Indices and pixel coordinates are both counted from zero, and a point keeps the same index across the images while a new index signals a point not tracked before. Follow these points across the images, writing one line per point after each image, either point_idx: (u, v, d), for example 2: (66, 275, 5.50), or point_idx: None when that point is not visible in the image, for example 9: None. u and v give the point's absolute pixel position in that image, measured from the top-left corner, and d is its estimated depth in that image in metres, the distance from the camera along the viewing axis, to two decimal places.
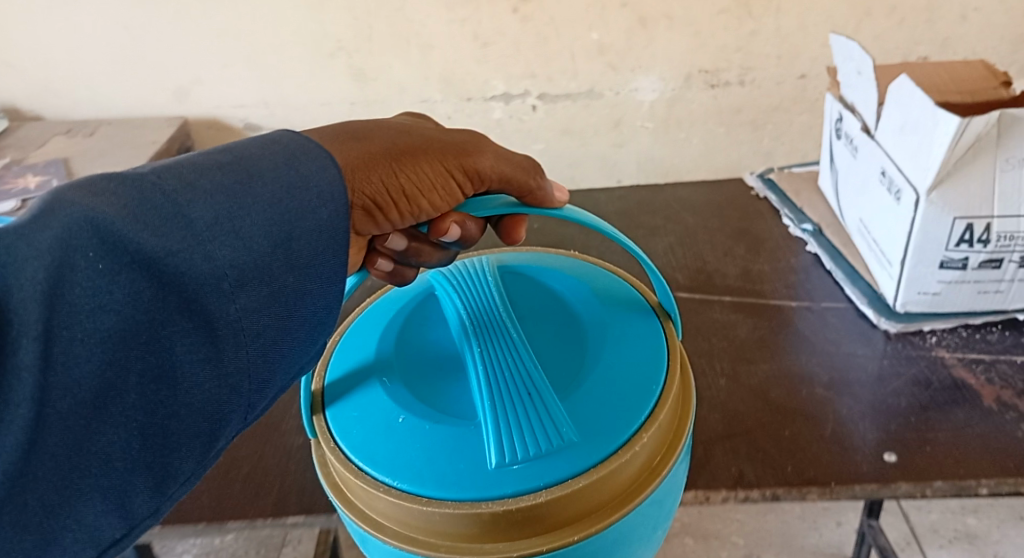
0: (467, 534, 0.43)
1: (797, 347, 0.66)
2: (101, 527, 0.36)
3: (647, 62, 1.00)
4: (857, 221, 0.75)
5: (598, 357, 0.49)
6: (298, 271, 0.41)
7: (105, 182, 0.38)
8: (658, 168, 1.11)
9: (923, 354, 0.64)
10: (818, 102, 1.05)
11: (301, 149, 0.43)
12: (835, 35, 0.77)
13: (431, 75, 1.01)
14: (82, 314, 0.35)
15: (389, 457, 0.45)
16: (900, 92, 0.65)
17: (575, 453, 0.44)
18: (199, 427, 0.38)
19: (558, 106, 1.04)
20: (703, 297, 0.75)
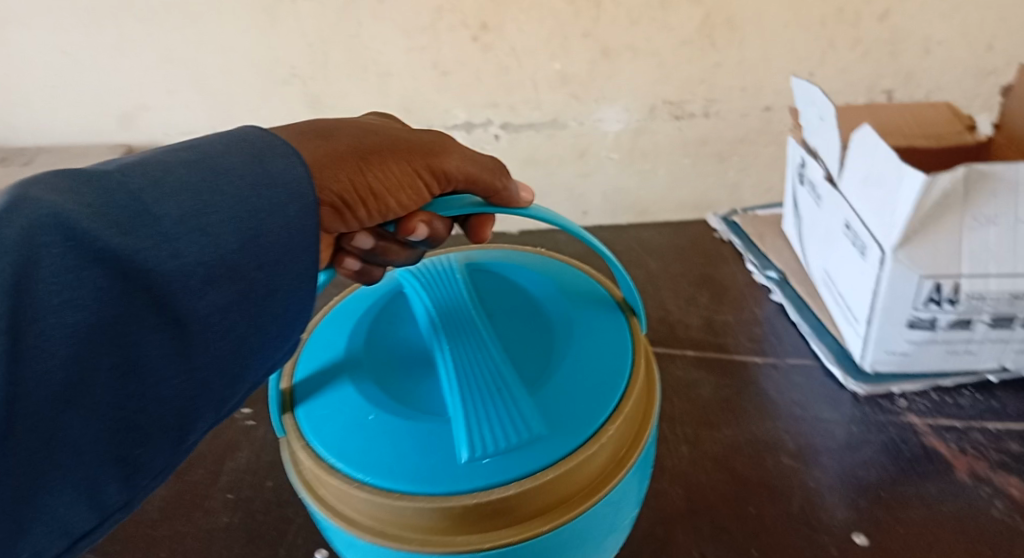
0: (442, 526, 0.43)
1: (762, 408, 0.63)
2: (62, 518, 0.36)
3: (613, 93, 0.93)
4: (822, 272, 0.73)
5: (564, 355, 0.50)
6: (266, 272, 0.41)
7: (72, 180, 0.37)
8: (625, 201, 1.02)
9: (893, 419, 0.61)
10: (783, 135, 0.98)
11: (263, 148, 0.43)
12: (795, 79, 0.75)
13: (390, 101, 0.92)
14: (59, 311, 0.34)
15: (363, 456, 0.45)
16: (862, 142, 0.63)
17: (543, 447, 0.45)
18: (162, 421, 0.38)
19: (520, 137, 0.96)
20: (665, 350, 0.71)
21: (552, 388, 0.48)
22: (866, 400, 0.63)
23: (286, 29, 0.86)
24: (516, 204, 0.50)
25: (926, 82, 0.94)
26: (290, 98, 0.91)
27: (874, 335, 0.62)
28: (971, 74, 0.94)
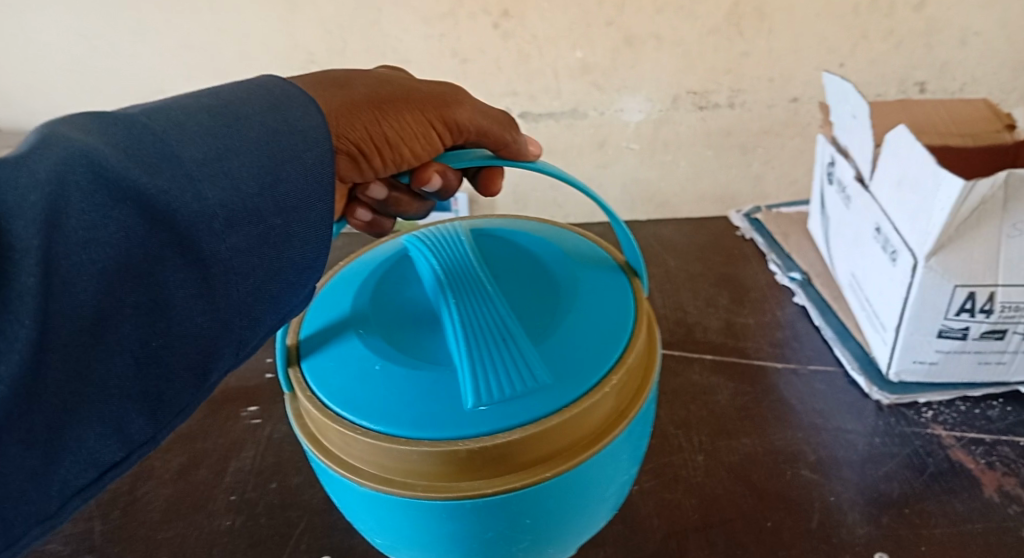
0: (447, 472, 0.43)
1: (781, 418, 0.61)
2: (90, 452, 0.33)
3: (635, 82, 0.90)
4: (847, 275, 0.71)
5: (569, 309, 0.49)
6: (287, 216, 0.37)
7: (99, 121, 0.34)
8: (644, 193, 1.00)
9: (917, 431, 0.58)
10: (808, 128, 0.95)
11: (269, 96, 0.39)
12: (830, 74, 0.73)
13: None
14: (84, 247, 0.32)
15: (368, 403, 0.44)
16: (898, 143, 0.61)
17: (547, 394, 0.44)
18: (189, 363, 0.35)
19: (539, 126, 0.94)
20: (682, 354, 0.69)
21: (557, 339, 0.47)
22: (890, 410, 0.61)
23: (304, 15, 0.85)
24: (526, 158, 0.48)
25: (963, 74, 0.90)
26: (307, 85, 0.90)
27: (900, 343, 0.60)
28: (1009, 65, 0.90)
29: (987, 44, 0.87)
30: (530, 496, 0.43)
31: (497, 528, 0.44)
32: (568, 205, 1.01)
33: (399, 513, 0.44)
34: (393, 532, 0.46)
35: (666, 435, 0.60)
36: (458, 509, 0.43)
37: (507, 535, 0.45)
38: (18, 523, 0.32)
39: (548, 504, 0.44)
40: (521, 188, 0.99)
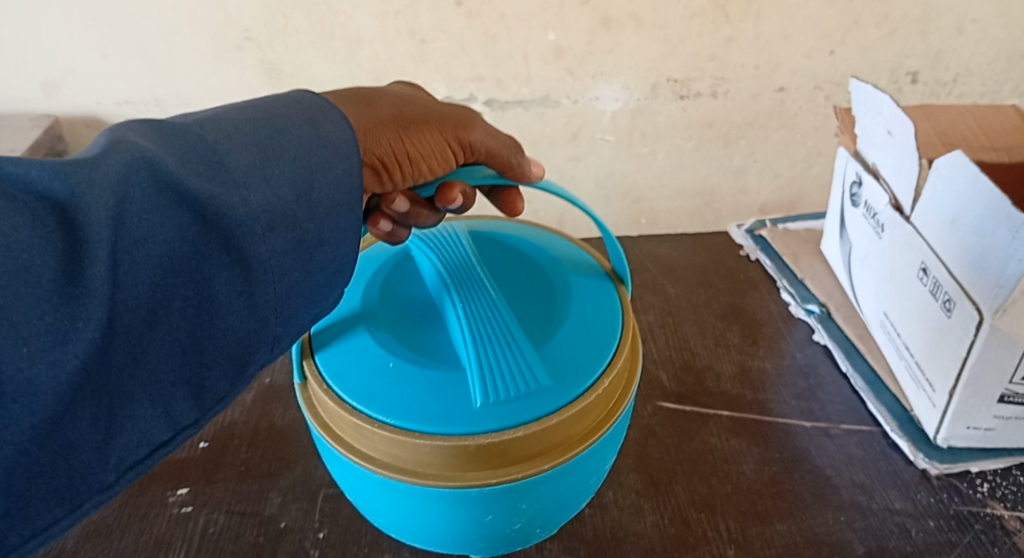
0: (456, 463, 0.44)
1: (819, 495, 0.52)
2: (144, 428, 0.32)
3: (612, 67, 0.78)
4: (879, 314, 0.62)
5: (567, 310, 0.51)
6: (319, 221, 0.36)
7: (156, 130, 0.34)
8: (618, 187, 0.88)
9: (974, 511, 0.50)
10: (796, 119, 0.84)
11: (310, 109, 0.38)
12: (856, 80, 0.63)
13: (360, 73, 0.77)
14: (144, 239, 0.31)
15: (381, 398, 0.45)
16: (952, 170, 0.52)
17: (548, 394, 0.45)
18: (232, 355, 0.35)
19: (507, 115, 0.81)
20: (695, 410, 0.60)
21: (557, 342, 0.48)
22: (940, 483, 0.52)
23: None
24: (529, 180, 0.46)
25: (959, 63, 0.81)
26: (243, 65, 0.75)
27: (953, 409, 0.52)
28: (1006, 56, 0.81)
29: (984, 30, 0.78)
30: (530, 487, 0.45)
31: (497, 516, 0.46)
32: (537, 202, 0.89)
33: (407, 499, 0.45)
34: (396, 515, 0.47)
35: (688, 521, 0.51)
36: (463, 498, 0.44)
37: (505, 522, 0.46)
38: (81, 493, 0.31)
39: (547, 492, 0.46)
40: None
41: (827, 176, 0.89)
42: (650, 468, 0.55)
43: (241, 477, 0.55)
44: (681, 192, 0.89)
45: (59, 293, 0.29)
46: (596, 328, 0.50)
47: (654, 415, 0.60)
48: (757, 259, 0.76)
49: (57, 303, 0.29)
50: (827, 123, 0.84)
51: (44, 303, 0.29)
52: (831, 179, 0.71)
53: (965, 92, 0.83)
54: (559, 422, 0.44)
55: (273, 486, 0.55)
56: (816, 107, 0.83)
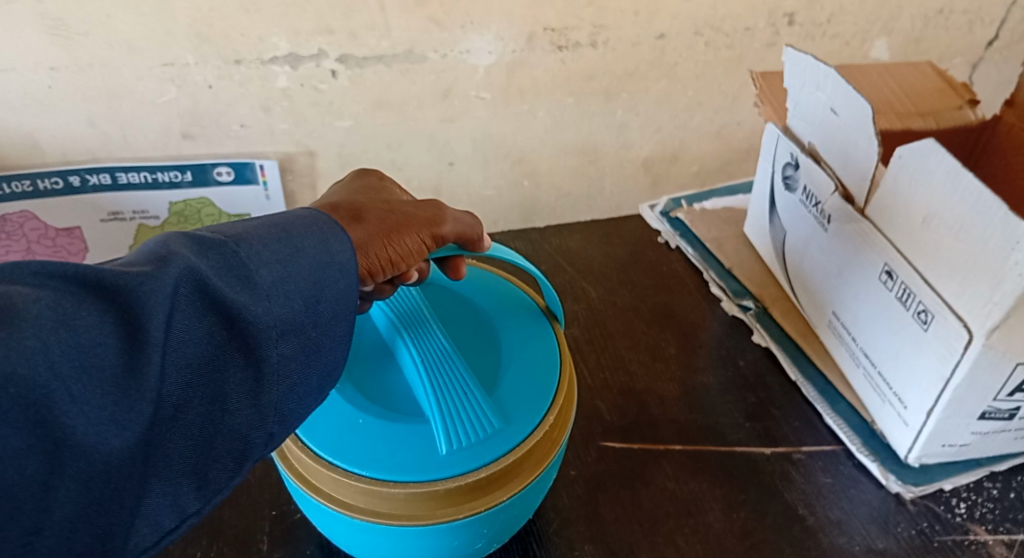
0: (425, 505, 0.39)
1: (797, 542, 0.46)
2: (154, 517, 0.29)
3: (483, 14, 0.67)
4: (827, 313, 0.56)
5: (512, 331, 0.46)
6: (322, 328, 0.34)
7: (197, 240, 0.32)
8: (497, 149, 0.76)
9: (958, 540, 0.46)
10: (676, 68, 0.75)
11: (318, 224, 0.35)
12: (790, 48, 0.55)
13: (176, 27, 0.60)
14: (183, 340, 0.30)
15: (339, 445, 0.40)
16: (919, 163, 0.45)
17: (508, 427, 0.41)
18: (236, 452, 0.31)
19: (365, 73, 0.67)
20: (644, 448, 0.52)
21: (511, 368, 0.44)
22: (917, 509, 0.48)
23: None
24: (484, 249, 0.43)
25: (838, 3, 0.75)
26: (15, 21, 0.57)
27: (930, 429, 0.46)
28: None
29: None
30: (498, 516, 0.40)
31: (469, 544, 0.41)
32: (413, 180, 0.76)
33: (376, 538, 0.40)
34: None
35: None
36: (433, 534, 0.39)
37: (479, 545, 0.42)
38: None
39: (511, 516, 0.41)
40: (350, 149, 0.71)
41: (706, 128, 0.81)
42: (606, 535, 0.46)
43: None
44: (568, 158, 0.79)
45: (115, 386, 0.27)
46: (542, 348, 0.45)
47: (601, 461, 0.51)
48: (677, 247, 0.70)
49: (113, 399, 0.27)
50: (708, 70, 0.76)
51: (100, 398, 0.27)
52: (758, 157, 0.63)
53: (837, 33, 0.78)
54: (519, 457, 0.40)
55: None
56: (705, 56, 0.75)
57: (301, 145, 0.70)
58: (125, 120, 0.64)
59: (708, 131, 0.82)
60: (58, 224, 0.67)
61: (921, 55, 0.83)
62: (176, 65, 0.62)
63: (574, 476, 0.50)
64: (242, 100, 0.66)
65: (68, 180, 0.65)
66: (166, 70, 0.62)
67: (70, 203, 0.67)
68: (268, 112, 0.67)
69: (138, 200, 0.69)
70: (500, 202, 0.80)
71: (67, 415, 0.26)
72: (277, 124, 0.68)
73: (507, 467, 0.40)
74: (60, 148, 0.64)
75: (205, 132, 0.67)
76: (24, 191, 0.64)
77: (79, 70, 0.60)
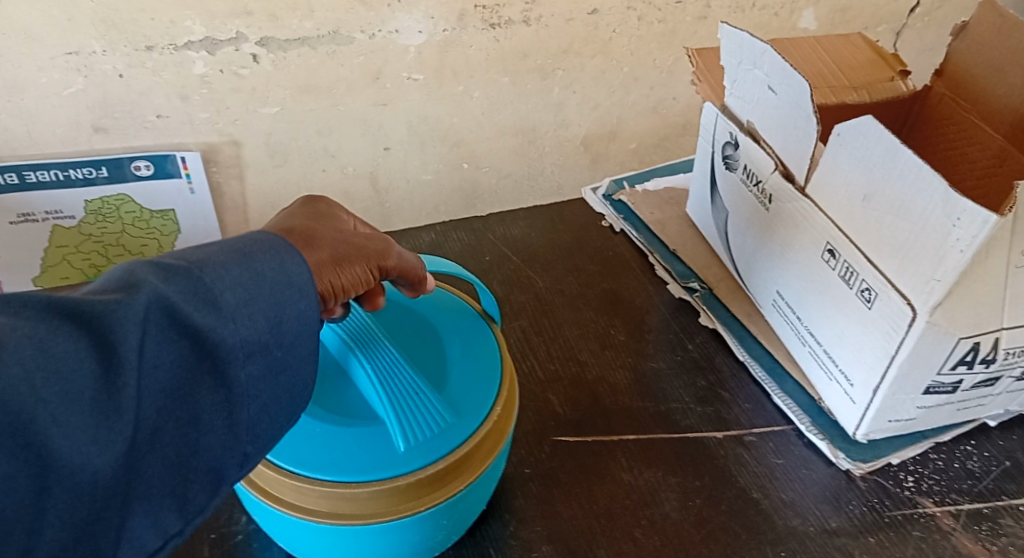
0: (385, 502, 0.38)
1: (752, 526, 0.46)
2: (134, 541, 0.29)
3: None
4: (772, 293, 0.56)
5: (454, 326, 0.45)
6: (288, 346, 0.32)
7: (171, 262, 0.29)
8: (433, 132, 0.73)
9: (907, 514, 0.46)
10: (610, 44, 0.74)
11: (273, 244, 0.32)
12: (724, 25, 0.54)
13: (77, 13, 0.55)
14: (155, 364, 0.28)
15: (295, 454, 0.38)
16: (859, 141, 0.45)
17: (461, 418, 0.40)
18: (212, 472, 0.30)
19: (290, 59, 0.63)
20: (597, 440, 0.51)
21: (458, 362, 0.43)
22: (867, 485, 0.48)
23: None
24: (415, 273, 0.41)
25: None
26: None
27: (877, 406, 0.47)
28: None
29: None
30: (457, 505, 0.40)
31: (433, 537, 0.41)
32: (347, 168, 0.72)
33: (340, 540, 0.39)
34: None
35: None
36: (398, 530, 0.38)
37: (440, 538, 0.41)
38: None
39: (470, 506, 0.41)
40: (278, 138, 0.68)
41: (642, 103, 0.80)
42: (562, 534, 0.45)
43: None
44: (506, 139, 0.77)
45: (95, 411, 0.26)
46: (485, 339, 0.45)
47: (554, 456, 0.50)
48: (622, 231, 0.70)
49: (84, 434, 0.26)
50: (642, 46, 0.75)
51: (81, 422, 0.26)
52: (698, 137, 0.63)
53: (766, 5, 0.78)
54: (473, 444, 0.39)
55: None
56: (638, 30, 0.74)
57: (225, 134, 0.66)
58: (28, 114, 0.59)
59: (644, 107, 0.81)
60: None
61: (847, 24, 0.83)
62: (81, 54, 0.57)
63: (528, 474, 0.48)
64: (157, 90, 0.61)
65: None
66: (70, 59, 0.57)
67: None
68: (186, 102, 0.63)
69: (48, 199, 0.63)
70: (440, 186, 0.78)
71: (52, 439, 0.25)
72: (197, 114, 0.64)
73: (464, 457, 0.39)
74: None
75: (118, 124, 0.62)
76: None
77: None
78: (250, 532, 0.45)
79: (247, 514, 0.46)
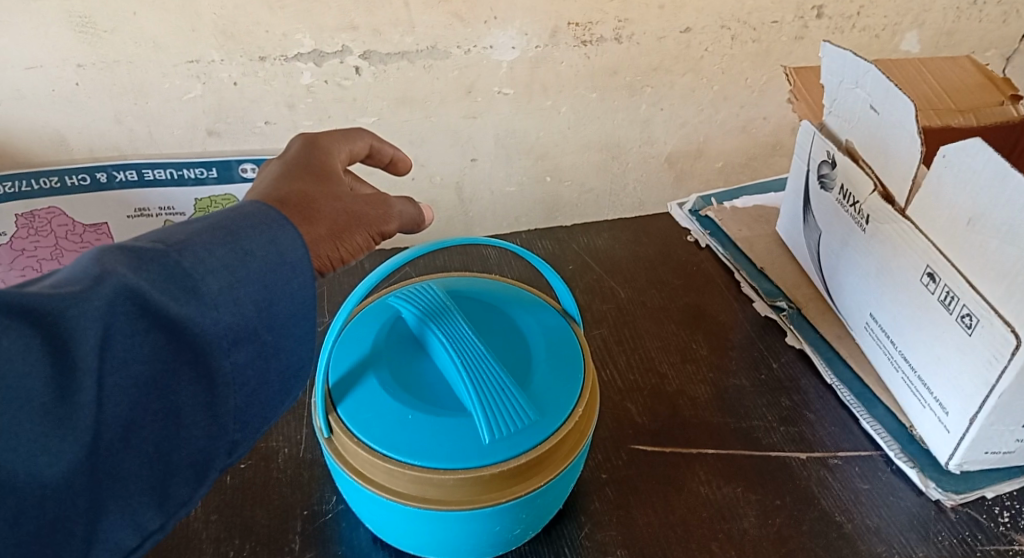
0: (469, 491, 0.39)
1: (834, 549, 0.45)
2: (114, 534, 0.31)
3: (506, 10, 0.67)
4: (865, 316, 0.55)
5: (538, 325, 0.46)
6: (277, 331, 0.34)
7: (139, 254, 0.31)
8: (519, 145, 0.77)
9: (1001, 549, 0.45)
10: (701, 62, 0.75)
11: (266, 219, 0.34)
12: (827, 44, 0.54)
13: (200, 24, 0.61)
14: (124, 360, 0.30)
15: (387, 438, 0.40)
16: (965, 162, 0.44)
17: (544, 415, 0.41)
18: (197, 464, 0.33)
19: (390, 71, 0.68)
20: (675, 451, 0.51)
21: (541, 360, 0.44)
22: (958, 517, 0.46)
23: None
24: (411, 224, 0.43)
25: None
26: (45, 19, 0.59)
27: (973, 436, 0.45)
28: None
29: None
30: (536, 501, 0.41)
31: (510, 530, 0.42)
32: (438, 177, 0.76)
33: (425, 524, 0.41)
34: (421, 544, 0.42)
35: None
36: (479, 518, 0.40)
37: (516, 532, 0.43)
38: None
39: (548, 502, 0.42)
40: None
41: (731, 122, 0.81)
42: (640, 540, 0.45)
43: None
44: (590, 153, 0.79)
45: (47, 417, 0.28)
46: (567, 341, 0.46)
47: (632, 464, 0.50)
48: (707, 246, 0.70)
49: (47, 429, 0.28)
50: (733, 65, 0.76)
51: (33, 429, 0.28)
52: (794, 155, 0.62)
53: (867, 26, 0.77)
54: (556, 442, 0.40)
55: None
56: (730, 50, 0.75)
57: None
58: (151, 117, 0.66)
59: (733, 126, 0.81)
60: (85, 220, 0.69)
61: (956, 48, 0.81)
62: (201, 62, 0.63)
63: (605, 479, 0.49)
64: (267, 97, 0.67)
65: (95, 177, 0.67)
66: (192, 67, 0.64)
67: (98, 199, 0.68)
68: (294, 109, 0.68)
69: (164, 196, 0.69)
70: (523, 198, 0.81)
71: (22, 435, 0.28)
72: (302, 122, 0.69)
73: (545, 454, 0.40)
74: (88, 144, 0.66)
75: (230, 128, 0.68)
76: (51, 187, 0.66)
77: (106, 67, 0.62)
78: (339, 512, 0.47)
79: (338, 495, 0.48)
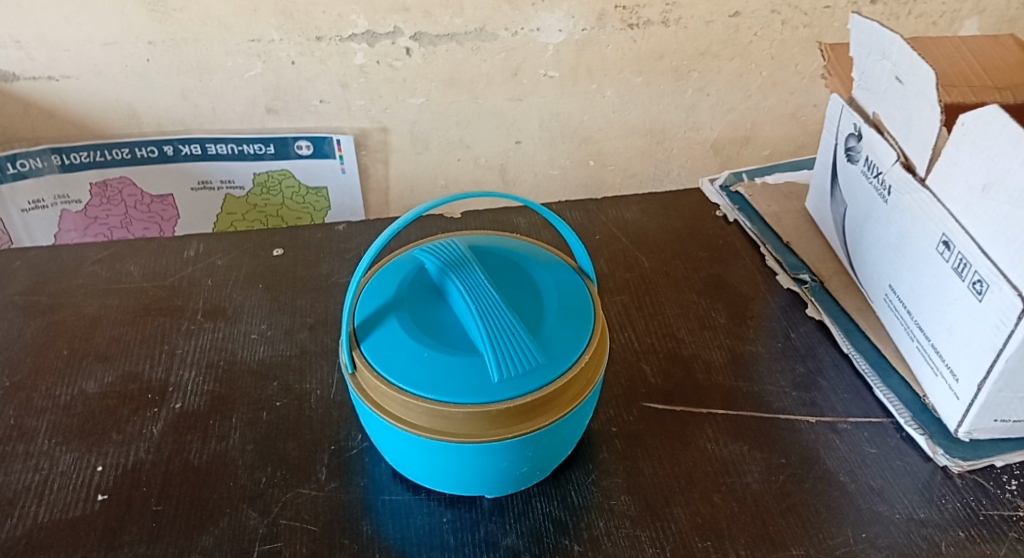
0: (477, 425, 0.42)
1: (834, 507, 0.46)
2: None
3: None
4: (885, 287, 0.55)
5: (551, 283, 0.49)
6: None
7: None
8: (563, 128, 0.79)
9: (1006, 515, 0.45)
10: (749, 47, 0.76)
11: None
12: (855, 17, 0.54)
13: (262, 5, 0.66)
14: None
15: (403, 373, 0.43)
16: (982, 130, 0.44)
17: (551, 360, 0.43)
18: None
19: (439, 52, 0.71)
20: (685, 410, 0.52)
21: (552, 312, 0.46)
22: (964, 482, 0.47)
23: None
24: None
25: None
26: None
27: (981, 402, 0.45)
28: None
29: None
30: (542, 440, 0.44)
31: (516, 468, 0.45)
32: (479, 150, 0.79)
33: (437, 455, 0.44)
34: (434, 478, 0.45)
35: (693, 552, 0.44)
36: (485, 451, 0.43)
37: (523, 471, 0.45)
38: None
39: (553, 444, 0.45)
40: (421, 125, 0.76)
41: (778, 108, 0.82)
42: (644, 489, 0.47)
43: (153, 538, 0.45)
44: (632, 134, 0.81)
45: None
46: (577, 298, 0.48)
47: (642, 420, 0.52)
48: (736, 221, 0.71)
49: None
50: (783, 50, 0.77)
51: None
52: (824, 129, 0.63)
53: (923, 13, 0.76)
54: (558, 387, 0.43)
55: (194, 546, 0.44)
56: (778, 35, 0.76)
57: (376, 120, 0.75)
58: (214, 93, 0.71)
59: (782, 112, 0.82)
60: (152, 191, 0.76)
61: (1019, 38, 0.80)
62: (262, 41, 0.68)
63: (614, 432, 0.51)
64: (322, 76, 0.71)
65: (161, 150, 0.73)
66: (253, 45, 0.68)
67: (164, 170, 0.75)
68: (347, 87, 0.72)
69: (225, 170, 0.76)
70: (566, 179, 0.83)
71: None
72: (354, 100, 0.74)
73: (549, 396, 0.43)
74: (155, 118, 0.72)
75: (288, 106, 0.73)
76: (123, 158, 0.73)
77: (175, 43, 0.67)
78: (363, 448, 0.50)
79: (363, 433, 0.52)
